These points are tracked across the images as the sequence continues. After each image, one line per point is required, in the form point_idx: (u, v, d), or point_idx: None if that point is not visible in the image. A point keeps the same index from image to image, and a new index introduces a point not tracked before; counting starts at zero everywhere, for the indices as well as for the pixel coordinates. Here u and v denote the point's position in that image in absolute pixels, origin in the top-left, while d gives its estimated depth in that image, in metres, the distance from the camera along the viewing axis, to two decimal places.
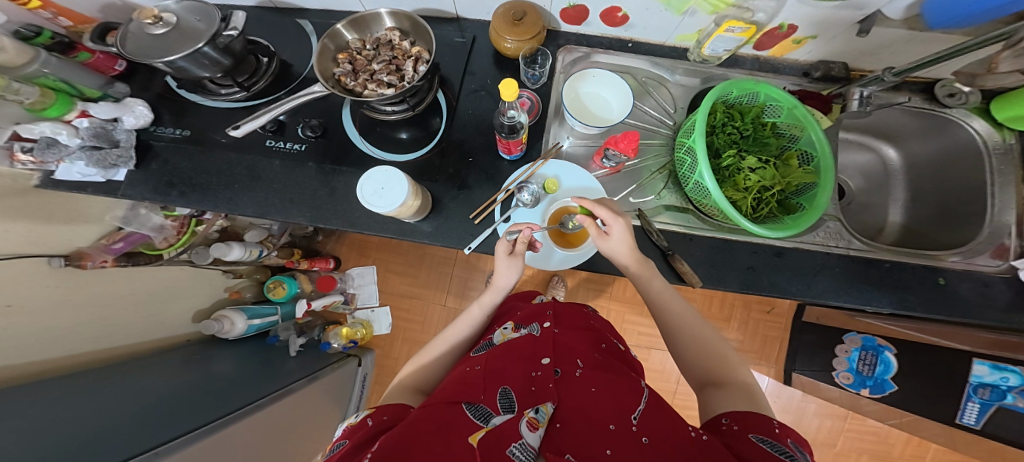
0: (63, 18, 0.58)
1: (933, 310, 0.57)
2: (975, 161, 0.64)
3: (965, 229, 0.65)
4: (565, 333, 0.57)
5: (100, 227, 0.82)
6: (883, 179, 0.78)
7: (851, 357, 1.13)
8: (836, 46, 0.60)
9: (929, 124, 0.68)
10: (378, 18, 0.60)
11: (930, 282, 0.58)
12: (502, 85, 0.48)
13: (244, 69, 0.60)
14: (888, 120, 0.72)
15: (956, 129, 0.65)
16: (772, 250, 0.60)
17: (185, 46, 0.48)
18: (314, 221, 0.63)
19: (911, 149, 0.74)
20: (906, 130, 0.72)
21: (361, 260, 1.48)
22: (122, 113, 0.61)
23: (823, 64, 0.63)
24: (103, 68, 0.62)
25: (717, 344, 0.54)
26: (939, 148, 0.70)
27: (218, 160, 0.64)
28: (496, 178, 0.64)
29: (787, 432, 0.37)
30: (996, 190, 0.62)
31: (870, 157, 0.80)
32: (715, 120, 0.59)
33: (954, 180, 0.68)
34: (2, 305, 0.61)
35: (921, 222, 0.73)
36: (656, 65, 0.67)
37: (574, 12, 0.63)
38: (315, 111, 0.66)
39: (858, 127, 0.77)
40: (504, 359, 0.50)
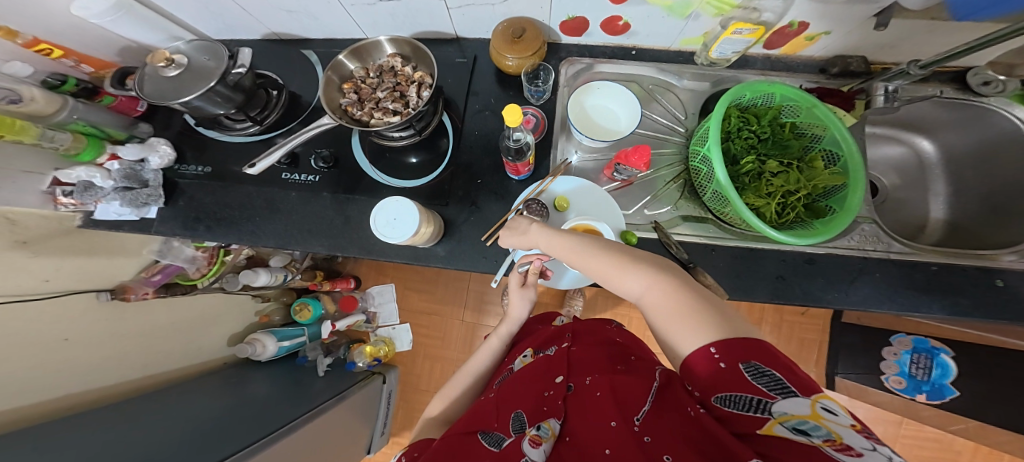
0: (84, 64, 0.60)
1: (993, 316, 0.51)
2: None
3: (1014, 225, 0.60)
4: (580, 348, 0.57)
5: (138, 261, 0.85)
6: (920, 175, 0.72)
7: (901, 360, 1.05)
8: (853, 41, 0.57)
9: (964, 115, 0.63)
10: (378, 46, 0.60)
11: (986, 285, 0.53)
12: (506, 111, 0.48)
13: (256, 103, 0.62)
14: (919, 112, 0.67)
15: (995, 117, 0.60)
16: (803, 257, 0.56)
17: (198, 86, 0.51)
18: (333, 250, 0.65)
19: (948, 141, 0.69)
20: (940, 121, 0.67)
21: (381, 278, 1.50)
22: (148, 154, 0.63)
23: (840, 59, 0.60)
24: (127, 110, 0.65)
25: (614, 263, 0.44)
26: (977, 139, 0.65)
27: (239, 195, 0.66)
28: (506, 198, 0.65)
29: (730, 354, 0.32)
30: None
31: (903, 151, 0.73)
32: (730, 125, 0.56)
33: (1001, 172, 0.63)
34: (60, 339, 0.67)
35: (966, 217, 0.67)
36: (662, 71, 0.65)
37: (574, 24, 0.63)
38: (326, 141, 0.67)
39: (886, 120, 0.71)
40: (517, 382, 0.51)
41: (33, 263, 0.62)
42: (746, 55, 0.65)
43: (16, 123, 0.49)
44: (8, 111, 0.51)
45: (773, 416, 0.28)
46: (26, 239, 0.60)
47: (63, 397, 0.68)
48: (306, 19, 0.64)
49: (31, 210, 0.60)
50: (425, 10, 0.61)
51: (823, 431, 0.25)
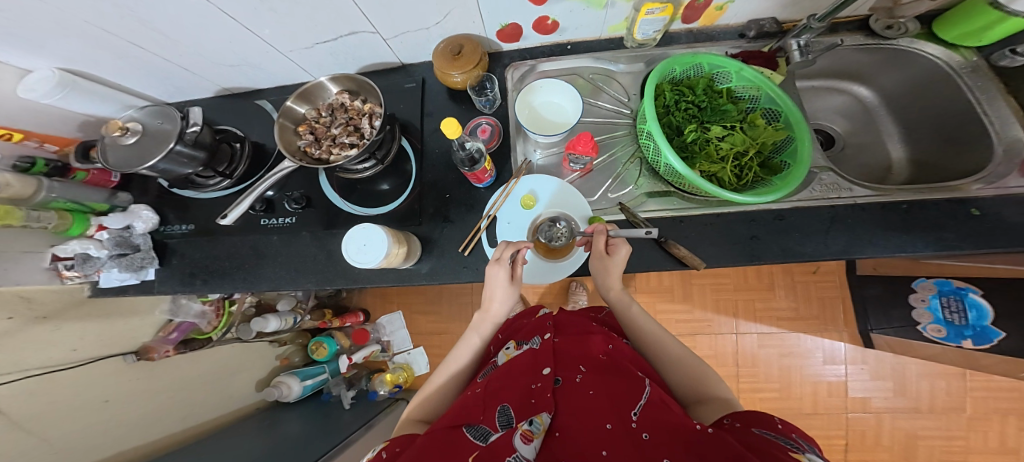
0: (49, 143, 0.64)
1: (982, 244, 0.48)
2: (948, 83, 0.62)
3: (971, 152, 0.60)
4: (565, 341, 0.57)
5: (153, 322, 0.88)
6: (866, 118, 0.75)
7: (934, 306, 0.90)
8: (762, 5, 0.58)
9: (884, 57, 0.66)
10: (323, 86, 0.64)
11: (961, 216, 0.50)
12: (444, 126, 0.50)
13: (222, 158, 0.66)
14: (844, 60, 0.69)
15: (915, 58, 0.63)
16: (772, 215, 0.55)
17: (159, 150, 0.55)
18: (321, 284, 0.67)
19: (881, 84, 0.72)
20: (870, 68, 0.69)
21: (387, 307, 1.53)
22: (132, 220, 0.69)
23: (753, 23, 0.62)
24: (101, 182, 0.70)
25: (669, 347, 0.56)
26: (909, 76, 0.67)
27: (226, 245, 0.71)
28: (476, 206, 0.66)
29: (791, 428, 0.36)
30: (986, 106, 0.58)
31: (843, 99, 0.76)
32: (666, 99, 0.57)
33: (934, 106, 0.66)
34: (102, 401, 0.73)
35: (925, 151, 0.69)
36: (598, 59, 0.67)
37: (509, 30, 0.65)
38: (297, 183, 0.71)
39: (818, 73, 0.73)
40: (504, 377, 0.50)
41: (57, 335, 0.67)
42: (671, 32, 0.66)
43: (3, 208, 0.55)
44: None
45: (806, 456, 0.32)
46: (45, 315, 0.65)
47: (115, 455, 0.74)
48: (252, 70, 0.69)
49: (43, 286, 0.65)
50: (365, 44, 0.64)
51: None
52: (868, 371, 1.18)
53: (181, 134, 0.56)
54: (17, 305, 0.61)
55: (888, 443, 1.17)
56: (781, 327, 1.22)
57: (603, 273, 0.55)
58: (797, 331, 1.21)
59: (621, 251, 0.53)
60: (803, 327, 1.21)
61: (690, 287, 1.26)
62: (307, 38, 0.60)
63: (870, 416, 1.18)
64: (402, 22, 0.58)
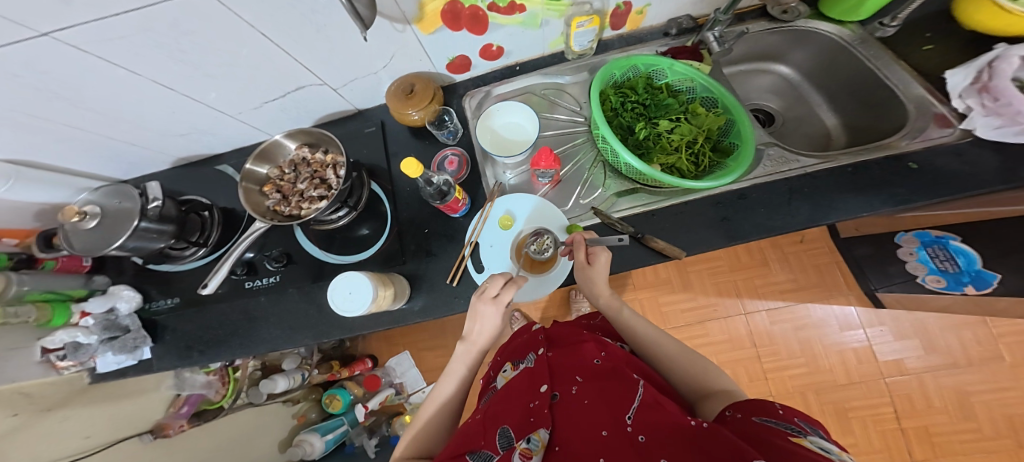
0: (6, 237, 0.62)
1: (942, 192, 0.49)
2: (848, 55, 0.66)
3: (889, 112, 0.63)
4: (558, 353, 0.57)
5: (162, 400, 0.87)
6: (795, 94, 0.78)
7: (924, 258, 0.88)
8: (676, 5, 0.63)
9: (790, 36, 0.69)
10: (280, 144, 0.65)
11: (902, 171, 0.52)
12: (405, 166, 0.51)
13: (192, 228, 0.68)
14: (758, 45, 0.72)
15: (813, 36, 0.68)
16: (734, 194, 0.55)
17: (125, 228, 0.56)
18: (317, 338, 0.68)
19: (797, 62, 0.75)
20: (783, 47, 0.72)
21: (394, 348, 1.53)
22: (114, 301, 0.69)
23: (672, 21, 0.67)
24: (75, 268, 0.69)
25: (661, 344, 0.55)
26: (819, 51, 0.71)
27: (215, 314, 0.71)
28: (456, 236, 0.67)
29: (793, 412, 0.35)
30: (886, 71, 0.63)
31: (770, 79, 0.79)
32: (613, 102, 0.58)
33: (845, 73, 0.69)
34: None
35: (853, 114, 0.71)
36: (547, 76, 0.70)
37: (457, 62, 0.67)
38: (275, 241, 0.72)
39: (741, 58, 0.75)
40: (502, 401, 0.50)
41: (66, 424, 0.66)
42: (604, 40, 0.71)
43: None
44: None
45: (805, 437, 0.30)
46: (51, 406, 0.65)
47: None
48: (201, 138, 0.71)
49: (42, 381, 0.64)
50: (313, 96, 0.66)
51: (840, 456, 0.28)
52: (889, 329, 1.15)
53: (142, 211, 0.57)
54: (17, 401, 0.60)
55: (941, 404, 1.11)
56: (787, 300, 1.20)
57: (587, 285, 0.55)
58: (804, 301, 1.19)
59: (603, 258, 0.54)
60: (811, 297, 1.19)
61: (687, 275, 1.25)
62: (253, 99, 0.63)
63: (910, 378, 1.13)
64: (347, 72, 0.62)
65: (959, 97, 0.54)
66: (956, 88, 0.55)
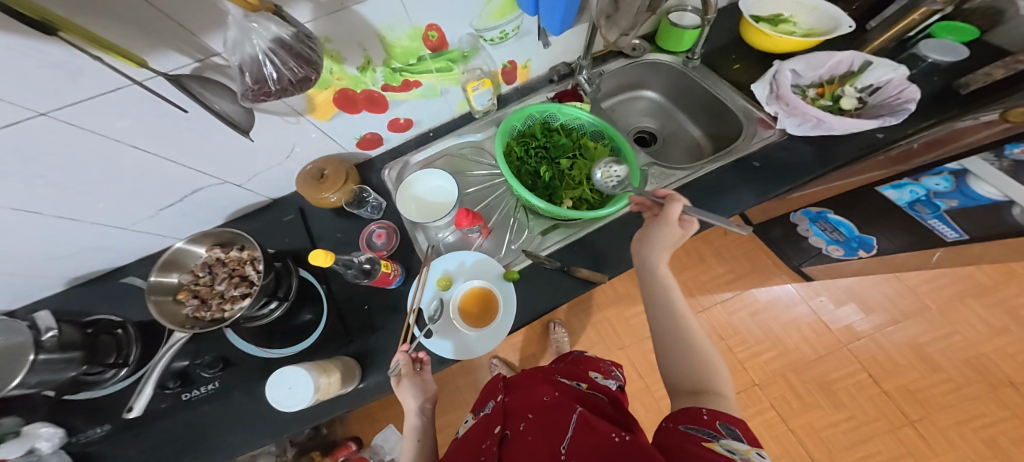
0: None
1: (778, 185, 0.66)
2: (687, 78, 0.83)
3: (728, 120, 0.79)
4: (514, 396, 0.57)
5: None
6: (665, 112, 0.90)
7: (817, 232, 1.01)
8: (552, 56, 0.75)
9: (644, 66, 0.84)
10: (188, 251, 0.62)
11: (750, 169, 0.68)
12: (313, 259, 0.51)
13: (106, 350, 0.60)
14: (622, 77, 0.85)
15: (658, 64, 0.83)
16: (637, 213, 0.67)
17: (18, 365, 0.47)
18: (275, 437, 0.64)
19: (657, 86, 0.89)
20: (644, 75, 0.86)
21: (376, 425, 1.44)
22: (31, 443, 0.58)
23: (553, 70, 0.78)
24: None
25: (687, 324, 0.47)
26: (670, 75, 0.85)
27: (150, 436, 0.64)
28: (399, 306, 0.69)
29: (715, 415, 0.37)
30: (715, 87, 0.79)
31: (643, 103, 0.91)
32: (518, 151, 0.65)
33: (692, 92, 0.84)
34: None
35: (711, 126, 0.83)
36: (461, 135, 0.77)
37: (368, 139, 0.72)
38: (211, 346, 0.70)
39: (611, 92, 0.87)
40: (457, 450, 0.51)
41: None
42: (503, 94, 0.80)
43: None
44: None
45: (717, 441, 0.33)
46: None
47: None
48: (97, 253, 0.67)
49: None
50: (219, 195, 0.68)
51: (744, 455, 0.31)
52: (828, 296, 1.26)
53: (36, 342, 0.49)
54: None
55: (906, 362, 1.18)
56: (738, 289, 1.28)
57: (645, 240, 0.53)
58: (750, 287, 1.28)
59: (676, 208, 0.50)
60: (756, 282, 1.28)
61: None
62: (147, 207, 0.62)
63: (867, 341, 1.21)
64: (246, 165, 0.63)
65: (771, 103, 0.72)
66: (762, 96, 0.74)
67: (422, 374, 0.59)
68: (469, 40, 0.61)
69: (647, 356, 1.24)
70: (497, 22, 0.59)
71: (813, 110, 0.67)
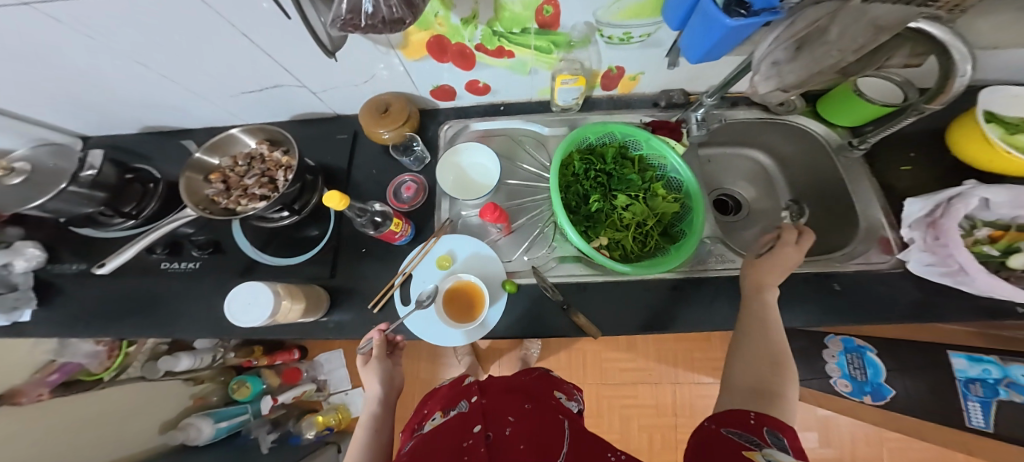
0: None
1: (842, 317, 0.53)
2: (829, 160, 0.68)
3: (843, 228, 0.65)
4: (492, 397, 0.56)
5: (30, 365, 0.78)
6: (767, 183, 0.79)
7: (842, 361, 0.98)
8: (669, 79, 0.63)
9: (781, 130, 0.71)
10: (239, 136, 0.61)
11: (822, 288, 0.55)
12: (326, 198, 0.46)
13: (129, 198, 0.59)
14: (745, 131, 0.74)
15: (801, 131, 0.70)
16: (667, 286, 0.57)
17: (48, 189, 0.48)
18: (217, 334, 0.63)
19: (780, 153, 0.77)
20: (767, 137, 0.74)
21: (327, 345, 1.40)
22: (13, 257, 0.62)
23: (665, 93, 0.66)
24: None
25: (770, 337, 0.41)
26: (801, 148, 0.72)
27: (115, 287, 0.65)
28: (391, 261, 0.66)
29: (763, 420, 0.32)
30: (854, 186, 0.65)
31: (752, 164, 0.80)
32: (575, 168, 0.58)
33: (822, 179, 0.71)
34: None
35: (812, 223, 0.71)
36: (529, 123, 0.71)
37: (441, 91, 0.67)
38: (205, 227, 0.68)
39: (725, 138, 0.76)
40: (432, 442, 0.48)
41: None
42: (594, 97, 0.70)
43: None
44: None
45: (761, 451, 0.28)
46: None
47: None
48: (145, 114, 0.66)
49: None
50: (291, 96, 0.64)
51: None
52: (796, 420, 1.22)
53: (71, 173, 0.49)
54: None
55: None
56: None
57: (755, 271, 0.48)
58: None
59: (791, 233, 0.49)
60: None
61: (634, 339, 1.28)
62: (230, 87, 0.60)
63: None
64: (327, 76, 0.59)
65: (909, 227, 0.56)
66: (909, 216, 0.56)
67: (390, 359, 0.61)
68: (584, 30, 0.51)
69: (600, 400, 1.24)
70: (627, 21, 0.48)
71: (960, 258, 0.49)
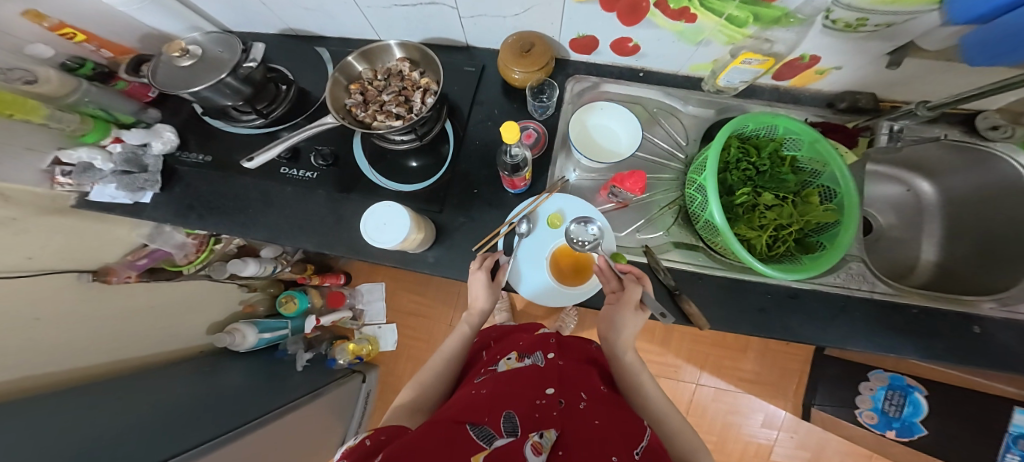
0: (106, 50, 0.64)
1: (932, 357, 0.56)
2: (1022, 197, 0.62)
3: (1003, 271, 0.64)
4: (567, 365, 0.60)
5: (126, 244, 0.85)
6: (915, 215, 0.77)
7: (876, 396, 1.11)
8: (861, 80, 0.62)
9: (967, 159, 0.67)
10: (388, 50, 0.66)
11: (914, 318, 0.58)
12: (502, 128, 0.49)
13: (264, 97, 0.66)
14: (921, 153, 0.71)
15: (1000, 163, 0.63)
16: (788, 292, 0.60)
17: (209, 77, 0.54)
18: (321, 247, 0.65)
19: (948, 185, 0.73)
20: (943, 164, 0.71)
21: (372, 277, 1.49)
22: (151, 139, 0.66)
23: (849, 95, 0.65)
24: (138, 95, 0.68)
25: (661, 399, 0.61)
26: (979, 184, 0.68)
27: (234, 186, 0.68)
28: (500, 208, 0.65)
29: None
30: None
31: (902, 191, 0.78)
32: (730, 155, 0.64)
33: (996, 218, 0.66)
34: (30, 319, 0.64)
35: (955, 261, 0.71)
36: (668, 95, 0.70)
37: (584, 42, 0.66)
38: (327, 140, 0.69)
39: (889, 159, 0.76)
40: (509, 384, 0.51)
41: (21, 239, 0.61)
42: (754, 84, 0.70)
43: (28, 103, 0.52)
44: (20, 90, 0.54)
45: None
46: (20, 216, 0.60)
47: (76, 368, 0.73)
48: (285, 9, 0.67)
49: (30, 188, 0.60)
50: (438, 16, 0.65)
51: None
52: (795, 439, 1.27)
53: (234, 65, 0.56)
54: None
55: None
56: (740, 387, 1.30)
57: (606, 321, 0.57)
58: (750, 393, 1.30)
59: (636, 295, 0.53)
60: (758, 390, 1.29)
61: (670, 333, 1.34)
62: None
63: None
64: (486, 6, 0.59)
65: None
66: None
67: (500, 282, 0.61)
68: (814, 9, 0.47)
69: None
70: (870, 9, 0.44)
71: None
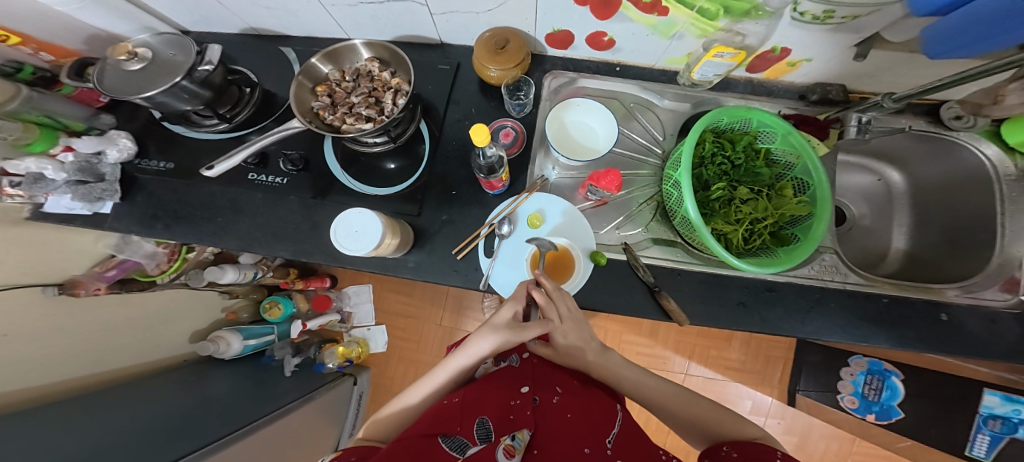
0: (44, 52, 0.60)
1: (902, 344, 0.58)
2: (985, 187, 0.63)
3: (970, 258, 0.65)
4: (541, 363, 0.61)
5: (93, 255, 0.82)
6: (887, 204, 0.78)
7: (856, 381, 1.13)
8: (832, 72, 0.62)
9: (932, 149, 0.68)
10: (355, 50, 0.65)
11: (885, 307, 0.59)
12: (473, 131, 0.48)
13: (227, 100, 0.63)
14: (893, 144, 0.71)
15: (965, 153, 0.64)
16: (765, 285, 0.60)
17: (164, 81, 0.52)
18: (296, 254, 0.64)
19: (916, 173, 0.74)
20: (912, 154, 0.72)
21: (358, 278, 1.47)
22: (106, 147, 0.63)
23: (820, 87, 0.65)
24: (88, 100, 0.66)
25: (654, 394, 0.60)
26: (946, 172, 0.69)
27: (202, 194, 0.66)
28: (477, 210, 0.65)
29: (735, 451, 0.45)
30: (1007, 219, 0.61)
31: (874, 181, 0.79)
32: (705, 149, 0.63)
33: (961, 206, 0.68)
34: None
35: (925, 248, 0.73)
36: (644, 90, 0.69)
37: (559, 36, 0.65)
38: (299, 143, 0.67)
39: (861, 150, 0.76)
40: (483, 384, 0.51)
41: None
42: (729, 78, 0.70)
43: None
44: None
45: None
46: None
47: (52, 383, 0.71)
48: (248, 7, 0.65)
49: None
50: (407, 13, 0.63)
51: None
52: (783, 425, 1.28)
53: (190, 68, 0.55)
54: None
55: None
56: (727, 375, 1.32)
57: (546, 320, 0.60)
58: (737, 381, 1.32)
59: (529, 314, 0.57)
60: (745, 379, 1.31)
61: (657, 325, 1.36)
62: None
63: None
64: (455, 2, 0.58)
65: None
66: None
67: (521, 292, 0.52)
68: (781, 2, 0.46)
69: None
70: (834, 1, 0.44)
71: None
